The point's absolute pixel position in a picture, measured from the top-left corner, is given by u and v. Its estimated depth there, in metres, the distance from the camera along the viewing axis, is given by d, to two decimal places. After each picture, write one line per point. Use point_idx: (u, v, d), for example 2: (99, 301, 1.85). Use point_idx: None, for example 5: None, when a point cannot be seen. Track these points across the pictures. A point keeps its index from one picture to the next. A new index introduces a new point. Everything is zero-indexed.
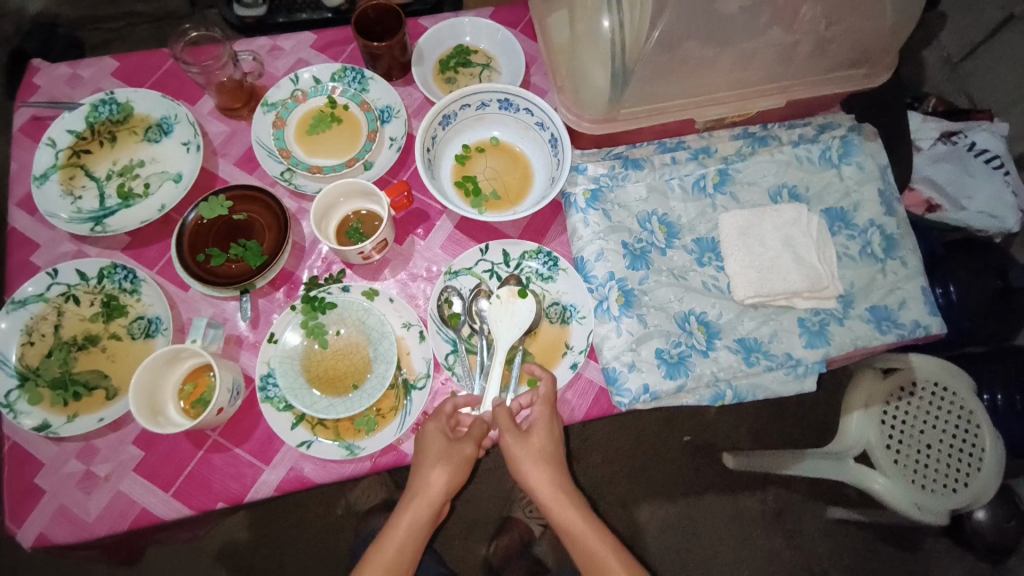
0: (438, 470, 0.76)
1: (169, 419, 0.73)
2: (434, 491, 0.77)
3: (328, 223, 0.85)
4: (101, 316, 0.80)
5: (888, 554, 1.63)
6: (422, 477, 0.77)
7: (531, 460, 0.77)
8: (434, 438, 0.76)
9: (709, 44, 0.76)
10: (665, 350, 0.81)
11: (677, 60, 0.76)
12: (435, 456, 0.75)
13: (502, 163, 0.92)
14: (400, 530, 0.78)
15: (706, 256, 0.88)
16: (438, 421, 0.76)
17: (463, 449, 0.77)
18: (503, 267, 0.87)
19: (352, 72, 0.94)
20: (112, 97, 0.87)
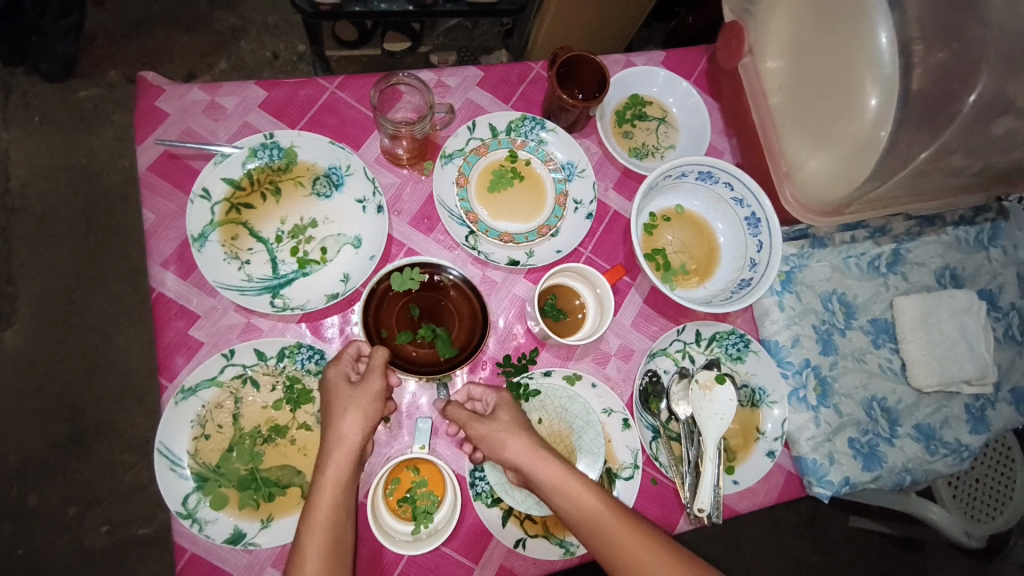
0: (349, 421, 0.65)
1: (394, 530, 0.68)
2: (348, 445, 0.65)
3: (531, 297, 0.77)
4: (286, 403, 0.70)
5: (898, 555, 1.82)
6: (331, 434, 0.65)
7: (501, 433, 0.68)
8: (337, 382, 0.67)
9: (968, 157, 0.73)
10: (857, 439, 0.83)
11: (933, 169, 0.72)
12: (342, 402, 0.65)
13: (688, 234, 0.88)
14: (323, 509, 0.62)
15: (881, 338, 0.90)
16: (337, 364, 0.68)
17: (370, 387, 0.66)
18: (694, 347, 0.84)
19: (530, 121, 0.85)
20: (274, 140, 0.74)
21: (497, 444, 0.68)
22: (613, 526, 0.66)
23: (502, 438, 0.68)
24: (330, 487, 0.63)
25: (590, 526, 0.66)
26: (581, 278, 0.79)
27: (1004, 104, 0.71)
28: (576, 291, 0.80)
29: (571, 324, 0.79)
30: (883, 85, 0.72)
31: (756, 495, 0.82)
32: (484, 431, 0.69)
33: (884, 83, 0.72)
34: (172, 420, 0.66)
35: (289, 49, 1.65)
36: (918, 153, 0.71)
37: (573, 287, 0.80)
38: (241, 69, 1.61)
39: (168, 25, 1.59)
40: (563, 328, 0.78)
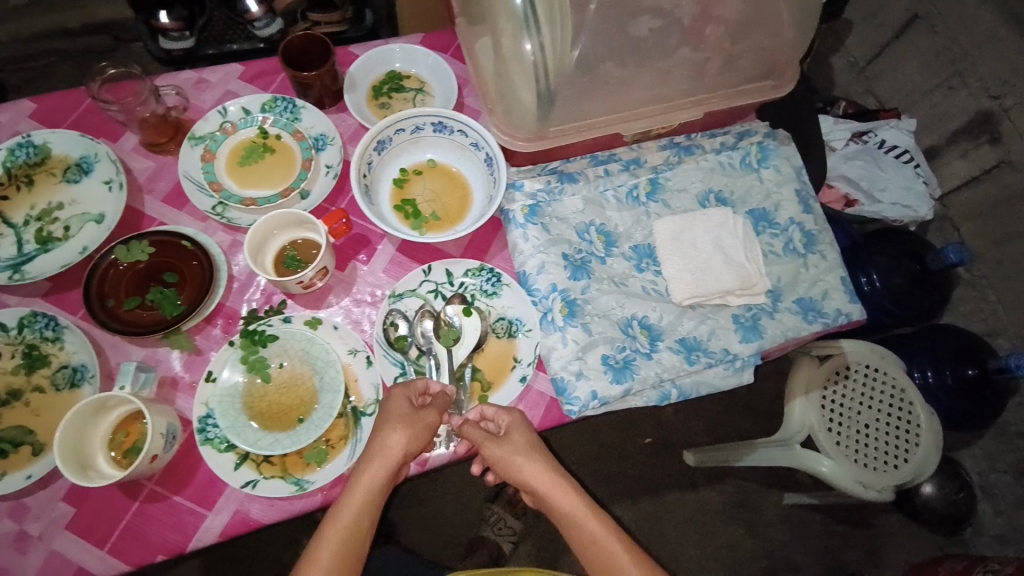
0: (398, 434, 0.73)
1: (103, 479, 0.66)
2: (391, 456, 0.72)
3: (264, 258, 0.83)
4: (22, 368, 0.75)
5: (850, 533, 1.63)
6: (377, 443, 0.73)
7: (512, 452, 0.76)
8: (400, 402, 0.75)
9: (626, 64, 0.81)
10: (610, 355, 0.84)
11: (598, 80, 0.81)
12: (400, 421, 0.74)
13: (439, 184, 0.93)
14: (352, 507, 0.71)
15: (644, 262, 0.92)
16: (404, 390, 0.76)
17: (426, 417, 0.75)
18: (447, 286, 0.87)
19: (282, 101, 0.93)
20: (28, 139, 0.84)
21: (510, 468, 0.77)
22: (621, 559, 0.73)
23: (512, 452, 0.76)
24: (360, 495, 0.72)
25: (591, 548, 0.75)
26: (308, 226, 0.84)
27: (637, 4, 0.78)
28: (312, 241, 0.84)
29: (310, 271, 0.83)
30: (519, 24, 0.73)
31: None
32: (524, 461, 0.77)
33: (517, 21, 0.73)
34: None
35: None
36: (571, 52, 0.77)
37: (308, 237, 0.84)
38: None
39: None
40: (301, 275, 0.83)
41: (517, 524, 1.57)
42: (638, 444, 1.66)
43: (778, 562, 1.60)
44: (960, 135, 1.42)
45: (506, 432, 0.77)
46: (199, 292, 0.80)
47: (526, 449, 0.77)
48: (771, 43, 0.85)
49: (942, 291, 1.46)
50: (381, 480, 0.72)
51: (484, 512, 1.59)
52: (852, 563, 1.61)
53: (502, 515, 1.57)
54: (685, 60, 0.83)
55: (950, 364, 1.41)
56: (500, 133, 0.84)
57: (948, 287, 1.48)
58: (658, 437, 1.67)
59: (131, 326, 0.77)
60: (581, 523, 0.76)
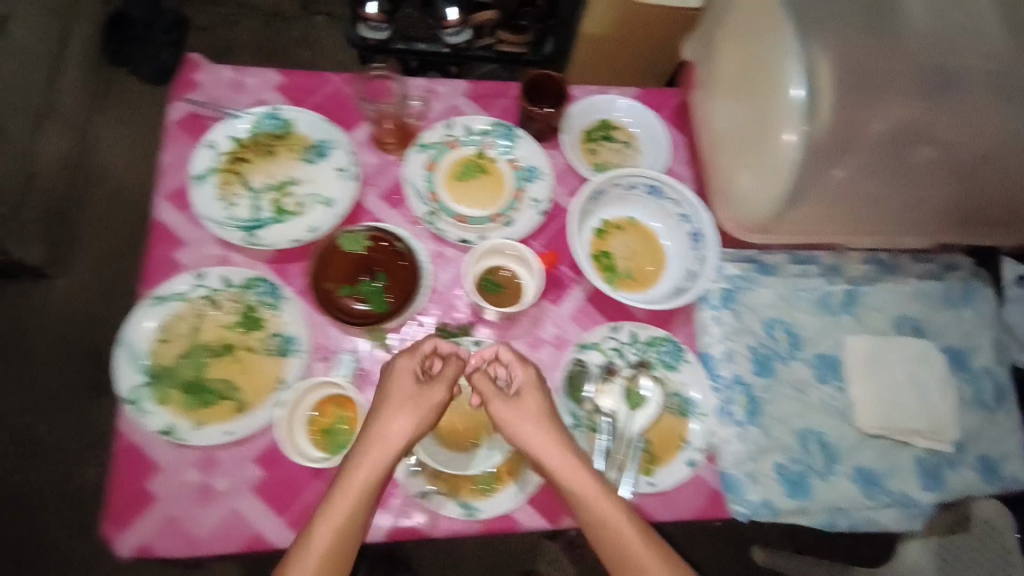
0: (403, 417, 0.68)
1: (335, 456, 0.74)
2: (394, 443, 0.67)
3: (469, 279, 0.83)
4: (239, 325, 0.80)
5: None
6: (379, 428, 0.68)
7: (519, 415, 0.71)
8: (408, 378, 0.71)
9: (885, 185, 0.80)
10: (784, 466, 0.83)
11: (847, 198, 0.80)
12: (403, 400, 0.69)
13: (638, 244, 0.93)
14: (354, 488, 0.65)
15: (827, 374, 0.89)
16: (409, 358, 0.72)
17: (432, 395, 0.70)
18: (628, 348, 0.86)
19: (502, 127, 0.95)
20: (278, 112, 0.88)
21: (513, 435, 0.71)
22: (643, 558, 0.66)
23: (523, 421, 0.71)
24: (367, 480, 0.65)
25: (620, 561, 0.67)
26: (513, 257, 0.84)
27: (921, 133, 0.76)
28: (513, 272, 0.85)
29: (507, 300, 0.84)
30: (795, 118, 0.72)
31: (674, 504, 0.79)
32: (530, 436, 0.70)
33: (796, 113, 0.72)
34: (141, 320, 0.77)
35: None
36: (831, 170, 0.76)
37: (509, 267, 0.85)
38: None
39: (253, 54, 1.92)
40: (498, 301, 0.84)
41: None
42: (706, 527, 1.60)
43: None
44: None
45: (518, 393, 0.73)
46: (405, 295, 0.82)
47: (539, 421, 0.71)
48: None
49: None
50: (380, 461, 0.66)
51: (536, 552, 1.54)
52: None
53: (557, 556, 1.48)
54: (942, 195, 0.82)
55: None
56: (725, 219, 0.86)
57: None
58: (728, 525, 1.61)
59: (343, 313, 0.80)
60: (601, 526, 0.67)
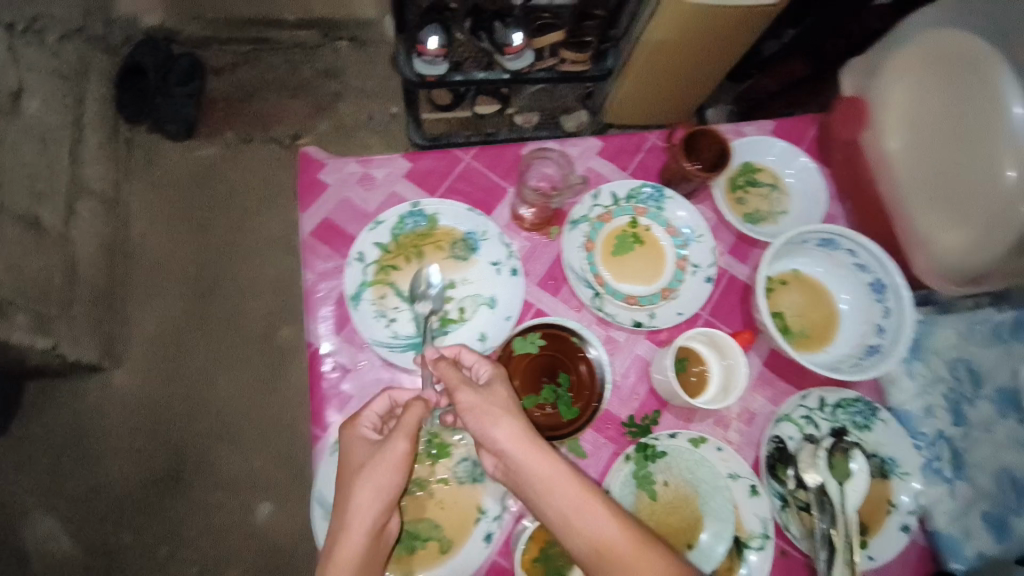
0: (370, 481, 0.62)
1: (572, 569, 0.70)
2: (370, 504, 0.61)
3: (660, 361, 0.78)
4: (425, 455, 0.73)
5: None
6: (349, 499, 0.62)
7: (476, 398, 0.66)
8: (359, 442, 0.66)
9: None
10: (990, 513, 0.81)
11: None
12: (367, 463, 0.63)
13: (807, 298, 0.88)
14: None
15: (1009, 408, 0.87)
16: (356, 423, 0.68)
17: (387, 447, 0.64)
18: (818, 413, 0.83)
19: (650, 189, 0.89)
20: (419, 208, 0.81)
21: (473, 423, 0.65)
22: (598, 522, 0.59)
23: (482, 410, 0.65)
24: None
25: (565, 524, 0.60)
26: (715, 346, 0.80)
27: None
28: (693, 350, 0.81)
29: (693, 384, 0.80)
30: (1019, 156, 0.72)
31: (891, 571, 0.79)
32: (551, 504, 0.61)
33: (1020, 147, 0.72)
34: (328, 471, 0.69)
35: (382, 110, 1.82)
36: None
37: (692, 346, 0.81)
38: (339, 130, 1.78)
39: (279, 93, 1.79)
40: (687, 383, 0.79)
41: None
42: None
43: None
44: None
45: (489, 381, 0.69)
46: (591, 394, 0.77)
47: (550, 470, 0.61)
48: None
49: None
50: (374, 503, 0.61)
51: None
52: None
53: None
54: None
55: None
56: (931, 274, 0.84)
57: None
58: None
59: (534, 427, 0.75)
60: (563, 495, 0.60)
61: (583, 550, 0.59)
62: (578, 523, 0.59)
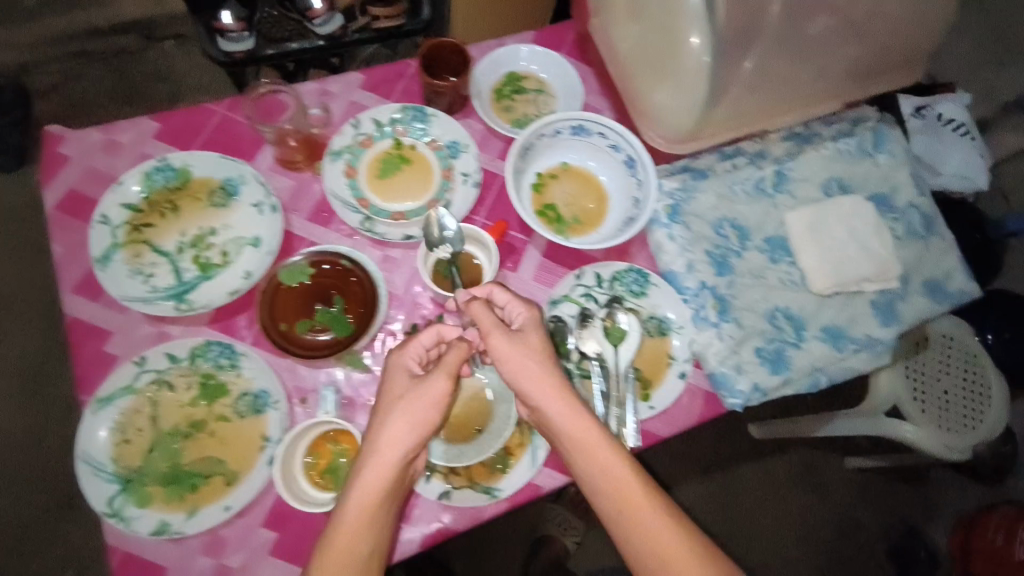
0: (398, 416, 0.68)
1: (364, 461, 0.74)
2: (399, 436, 0.67)
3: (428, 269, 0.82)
4: (201, 399, 0.75)
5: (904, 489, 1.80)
6: (377, 432, 0.68)
7: (512, 347, 0.73)
8: (399, 373, 0.72)
9: (795, 61, 0.78)
10: (763, 348, 0.87)
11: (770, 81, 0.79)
12: (397, 399, 0.69)
13: (577, 187, 0.92)
14: (352, 505, 0.64)
15: (777, 253, 0.94)
16: (402, 355, 0.73)
17: (435, 390, 0.69)
18: (597, 289, 0.88)
19: (412, 109, 0.90)
20: (166, 162, 0.81)
21: (506, 372, 0.73)
22: (603, 460, 0.69)
23: (518, 357, 0.73)
24: (361, 504, 0.65)
25: (582, 460, 0.70)
26: (472, 241, 0.85)
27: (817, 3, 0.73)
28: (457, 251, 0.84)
29: (469, 276, 0.84)
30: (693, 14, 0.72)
31: (676, 419, 0.85)
32: (570, 446, 0.71)
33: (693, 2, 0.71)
34: (93, 429, 0.72)
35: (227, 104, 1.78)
36: (745, 61, 0.75)
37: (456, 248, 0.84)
38: None
39: (111, 99, 1.74)
40: (463, 280, 0.83)
41: (582, 524, 1.62)
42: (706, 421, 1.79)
43: (848, 521, 1.76)
44: None
45: (520, 328, 0.76)
46: (365, 312, 0.80)
47: (573, 418, 0.71)
48: (925, 37, 0.83)
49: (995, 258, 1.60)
50: (409, 432, 0.68)
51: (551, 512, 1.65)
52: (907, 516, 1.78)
53: (566, 516, 1.62)
54: (849, 57, 0.80)
55: (1009, 327, 1.52)
56: (660, 138, 0.86)
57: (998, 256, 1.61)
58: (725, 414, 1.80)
59: (307, 350, 0.77)
60: (580, 441, 0.70)
61: (593, 482, 0.70)
62: (577, 440, 0.70)
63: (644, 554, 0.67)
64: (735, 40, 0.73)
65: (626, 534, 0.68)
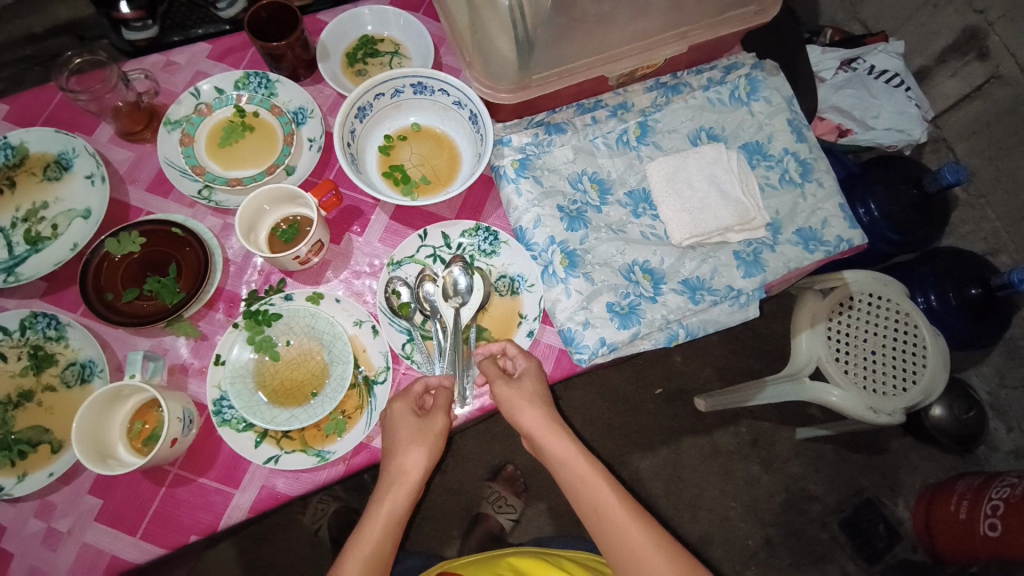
0: (415, 451, 0.75)
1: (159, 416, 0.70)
2: (413, 475, 0.76)
3: (257, 236, 0.82)
4: (30, 369, 0.75)
5: (863, 461, 1.71)
6: (395, 464, 0.75)
7: (518, 396, 0.77)
8: (405, 418, 0.74)
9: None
10: (615, 302, 0.84)
11: (577, 18, 0.77)
12: (411, 436, 0.74)
13: (427, 147, 0.91)
14: (378, 522, 0.76)
15: (640, 207, 0.91)
16: (404, 401, 0.75)
17: (435, 423, 0.75)
18: (445, 250, 0.86)
19: (255, 77, 0.90)
20: (4, 140, 0.82)
21: (512, 412, 0.78)
22: (597, 487, 0.77)
23: (522, 403, 0.77)
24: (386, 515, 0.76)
25: (577, 487, 0.78)
26: (286, 203, 0.83)
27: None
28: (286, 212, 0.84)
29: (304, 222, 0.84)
30: None
31: None
32: (569, 476, 0.79)
33: None
34: None
35: None
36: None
37: (284, 212, 0.84)
38: None
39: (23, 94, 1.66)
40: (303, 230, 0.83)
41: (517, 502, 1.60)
42: (649, 395, 1.73)
43: (796, 494, 1.68)
44: (949, 53, 1.44)
45: (519, 375, 0.79)
46: (195, 279, 0.79)
47: (568, 450, 0.79)
48: None
49: (943, 212, 1.47)
50: (422, 462, 0.76)
51: (486, 491, 1.63)
52: (866, 490, 1.69)
53: (501, 493, 1.61)
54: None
55: (950, 285, 1.43)
56: (481, 87, 0.81)
57: (948, 208, 1.48)
58: (668, 387, 1.74)
59: (132, 318, 0.76)
60: (571, 467, 0.78)
61: (580, 504, 0.78)
62: (560, 455, 0.79)
63: (622, 556, 0.74)
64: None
65: (602, 537, 0.76)
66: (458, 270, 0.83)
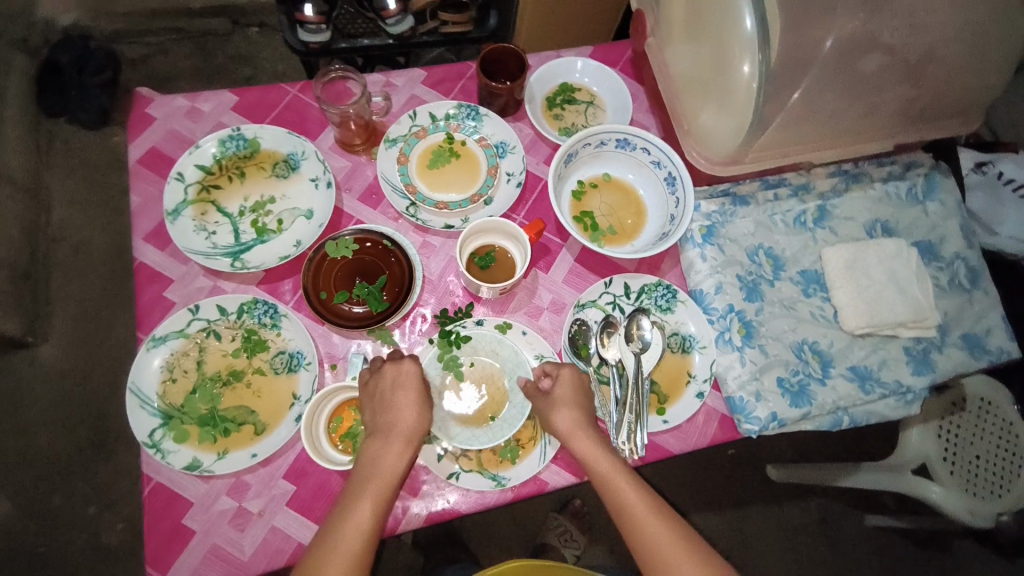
0: (409, 411, 0.72)
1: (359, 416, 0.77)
2: (386, 463, 0.70)
3: (467, 244, 0.86)
4: (243, 351, 0.80)
5: (928, 560, 1.67)
6: (389, 418, 0.72)
7: (564, 384, 0.77)
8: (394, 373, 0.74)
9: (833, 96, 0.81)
10: (785, 379, 0.87)
11: (812, 111, 0.81)
12: (409, 394, 0.73)
13: (616, 199, 0.95)
14: (365, 507, 0.67)
15: (812, 287, 0.93)
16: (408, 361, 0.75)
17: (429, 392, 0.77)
18: (624, 299, 0.89)
19: (467, 108, 0.95)
20: (240, 132, 0.89)
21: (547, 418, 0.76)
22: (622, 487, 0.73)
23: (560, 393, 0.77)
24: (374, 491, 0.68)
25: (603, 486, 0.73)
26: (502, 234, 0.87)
27: (870, 42, 0.80)
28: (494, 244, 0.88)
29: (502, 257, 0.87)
30: (749, 48, 0.73)
31: (687, 436, 0.85)
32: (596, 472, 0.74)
33: (750, 44, 0.73)
34: (147, 366, 0.77)
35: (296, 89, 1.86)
36: (791, 95, 0.78)
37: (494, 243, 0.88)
38: None
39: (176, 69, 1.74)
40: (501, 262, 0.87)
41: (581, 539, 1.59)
42: (722, 457, 1.72)
43: None
44: None
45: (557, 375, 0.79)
46: (401, 291, 0.84)
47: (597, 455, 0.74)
48: (972, 85, 0.84)
49: None
50: (410, 428, 0.72)
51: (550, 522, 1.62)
52: None
53: (566, 527, 1.61)
54: (887, 93, 0.82)
55: None
56: (694, 155, 0.88)
57: None
58: (742, 451, 1.73)
59: (343, 321, 0.81)
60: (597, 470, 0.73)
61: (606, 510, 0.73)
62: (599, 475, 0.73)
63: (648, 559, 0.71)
64: (779, 71, 0.77)
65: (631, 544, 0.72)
66: (645, 321, 0.86)
